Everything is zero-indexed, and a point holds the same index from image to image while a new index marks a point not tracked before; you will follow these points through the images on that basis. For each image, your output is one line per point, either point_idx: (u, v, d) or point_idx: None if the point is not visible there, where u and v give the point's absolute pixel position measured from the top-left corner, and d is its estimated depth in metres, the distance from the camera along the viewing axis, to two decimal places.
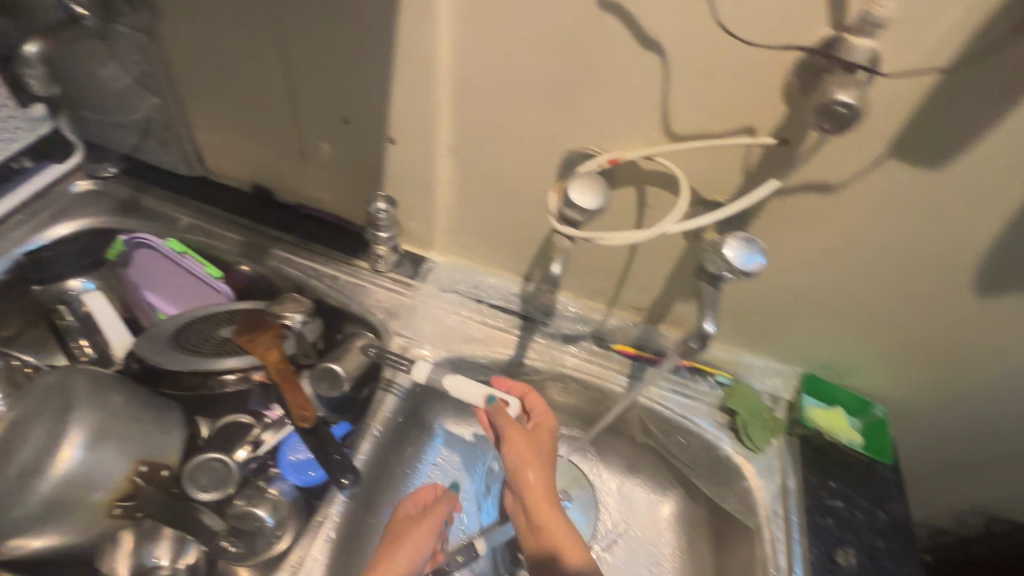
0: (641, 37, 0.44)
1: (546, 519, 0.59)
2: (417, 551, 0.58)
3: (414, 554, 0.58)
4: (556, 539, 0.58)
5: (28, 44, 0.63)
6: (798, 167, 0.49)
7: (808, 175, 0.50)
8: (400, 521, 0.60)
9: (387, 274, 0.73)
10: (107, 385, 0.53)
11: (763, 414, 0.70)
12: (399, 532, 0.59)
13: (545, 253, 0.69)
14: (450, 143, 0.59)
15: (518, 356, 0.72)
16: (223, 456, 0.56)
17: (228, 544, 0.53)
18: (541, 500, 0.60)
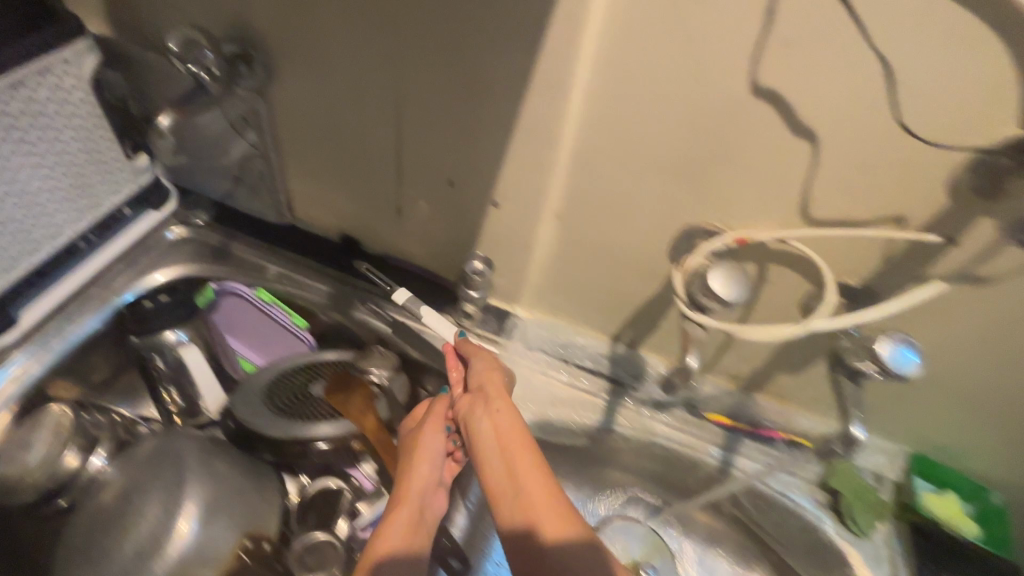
0: (795, 127, 0.42)
1: (511, 438, 0.52)
2: (435, 454, 0.56)
3: (431, 456, 0.56)
4: (531, 480, 0.49)
5: (162, 117, 0.62)
6: (951, 258, 0.46)
7: (960, 267, 0.46)
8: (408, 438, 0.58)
9: (472, 329, 0.71)
10: (213, 453, 0.55)
11: (869, 495, 0.66)
12: (412, 446, 0.57)
13: (641, 318, 0.67)
14: (558, 212, 0.58)
15: (607, 422, 0.69)
16: (330, 536, 0.56)
17: None
18: (505, 410, 0.55)
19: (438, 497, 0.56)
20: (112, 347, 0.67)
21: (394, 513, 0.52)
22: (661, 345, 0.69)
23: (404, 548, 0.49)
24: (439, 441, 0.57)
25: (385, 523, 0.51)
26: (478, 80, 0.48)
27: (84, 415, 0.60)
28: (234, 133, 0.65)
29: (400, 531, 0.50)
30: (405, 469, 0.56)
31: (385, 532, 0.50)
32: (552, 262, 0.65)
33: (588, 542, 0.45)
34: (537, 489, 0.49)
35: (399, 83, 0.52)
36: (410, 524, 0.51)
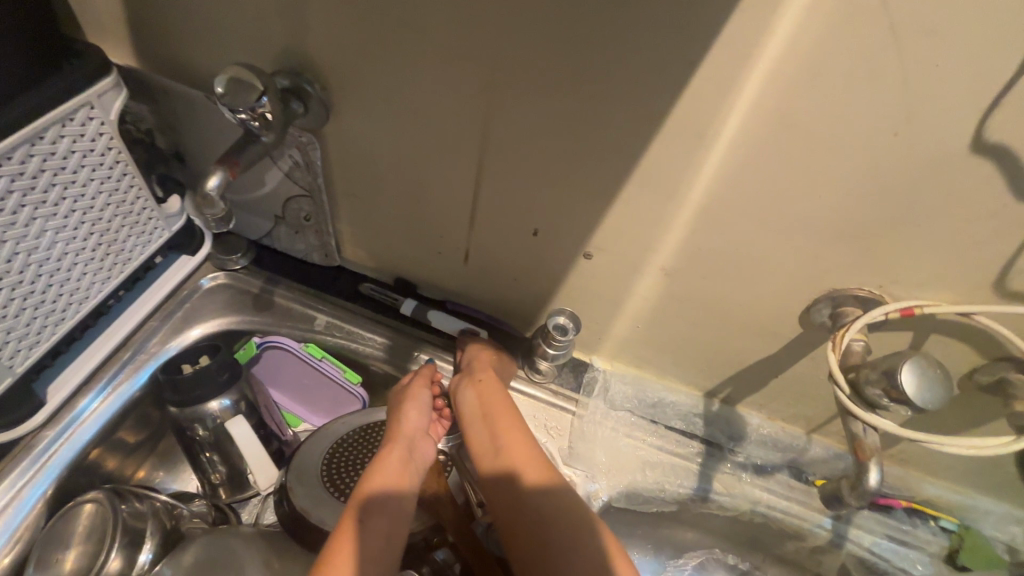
0: (1019, 189, 0.33)
1: (495, 407, 0.56)
2: (424, 407, 0.58)
3: (420, 408, 0.57)
4: (517, 452, 0.53)
5: (209, 180, 0.43)
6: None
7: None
8: (397, 391, 0.60)
9: (548, 384, 0.64)
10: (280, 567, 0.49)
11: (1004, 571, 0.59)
12: (399, 396, 0.59)
13: (746, 375, 0.58)
14: (667, 266, 0.49)
15: (703, 489, 0.62)
16: None
17: None
18: (491, 379, 0.58)
19: (426, 446, 0.57)
20: (147, 413, 0.60)
21: (383, 458, 0.52)
22: (765, 403, 0.61)
23: (394, 489, 0.50)
24: (427, 397, 0.58)
25: (376, 468, 0.51)
26: (594, 125, 0.40)
27: (123, 506, 0.50)
28: (268, 159, 0.57)
29: (392, 478, 0.51)
30: (394, 418, 0.57)
31: (376, 475, 0.50)
32: (648, 315, 0.56)
33: (568, 506, 0.50)
34: (521, 455, 0.53)
35: (490, 123, 0.44)
36: (399, 470, 0.52)
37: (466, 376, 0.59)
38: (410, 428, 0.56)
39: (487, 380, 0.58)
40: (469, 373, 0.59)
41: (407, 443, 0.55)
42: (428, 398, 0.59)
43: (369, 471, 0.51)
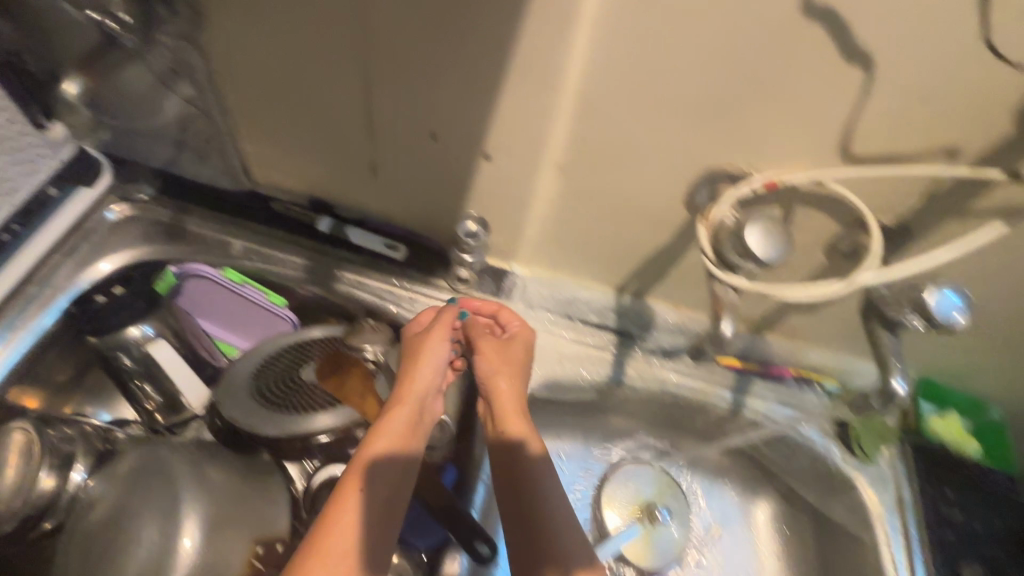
0: (848, 49, 0.36)
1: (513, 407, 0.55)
2: (439, 367, 0.55)
3: (436, 366, 0.55)
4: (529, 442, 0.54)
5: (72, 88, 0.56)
6: (1010, 192, 0.42)
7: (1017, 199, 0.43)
8: (410, 338, 0.57)
9: (468, 293, 0.67)
10: (205, 460, 0.49)
11: (875, 424, 0.67)
12: (415, 348, 0.56)
13: (649, 266, 0.63)
14: (561, 161, 0.51)
15: (617, 376, 0.67)
16: None
17: None
18: (517, 361, 0.58)
19: (435, 404, 0.55)
20: (69, 348, 0.60)
21: (393, 417, 0.51)
22: (669, 291, 0.66)
23: (399, 451, 0.49)
24: (444, 355, 0.56)
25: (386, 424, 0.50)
26: (463, 10, 0.39)
27: (51, 432, 0.52)
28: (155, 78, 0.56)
29: (403, 437, 0.50)
30: (406, 371, 0.55)
31: (386, 430, 0.49)
32: (553, 214, 0.59)
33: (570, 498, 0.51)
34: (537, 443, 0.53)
35: (365, 16, 0.43)
36: (406, 432, 0.50)
37: (494, 350, 0.59)
38: (422, 387, 0.54)
39: (508, 388, 0.56)
40: (495, 362, 0.57)
41: (418, 403, 0.53)
42: (446, 354, 0.56)
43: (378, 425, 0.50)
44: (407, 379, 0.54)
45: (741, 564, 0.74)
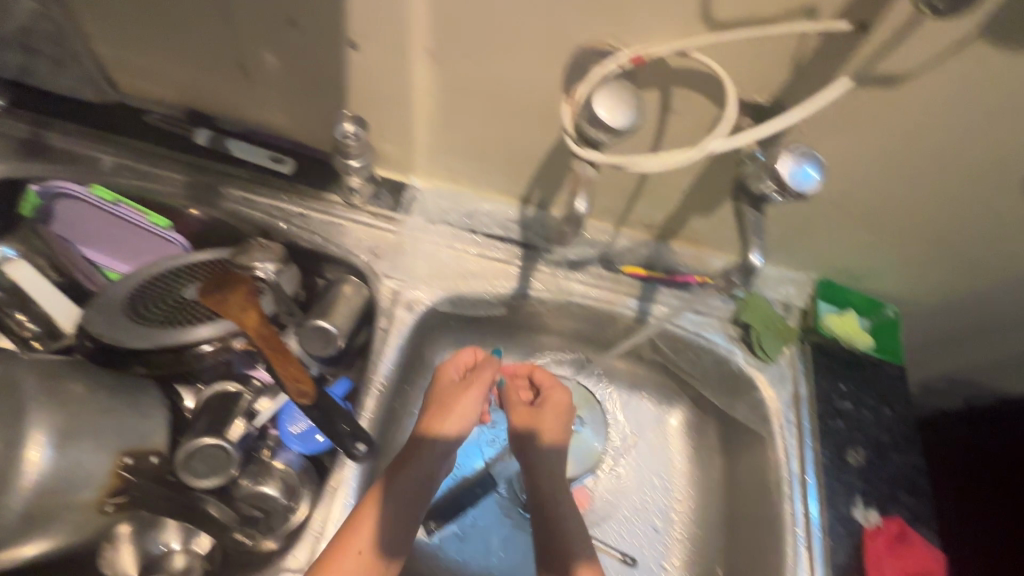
0: None
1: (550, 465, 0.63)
2: (467, 420, 0.58)
3: (464, 420, 0.57)
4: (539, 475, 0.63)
5: None
6: (869, 56, 0.42)
7: (876, 65, 0.43)
8: (444, 384, 0.58)
9: (364, 208, 0.64)
10: (57, 372, 0.46)
11: (777, 323, 0.68)
12: (446, 396, 0.58)
13: (546, 172, 0.61)
14: (430, 45, 0.48)
15: (522, 288, 0.66)
16: (218, 439, 0.48)
17: (243, 536, 0.49)
18: (555, 415, 0.65)
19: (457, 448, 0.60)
20: None
21: (417, 463, 0.54)
22: (572, 201, 0.64)
23: (414, 498, 0.53)
24: (474, 408, 0.58)
25: (431, 441, 0.55)
26: None
27: None
28: None
29: (437, 460, 0.55)
30: (437, 415, 0.57)
31: (425, 455, 0.55)
32: (438, 115, 0.56)
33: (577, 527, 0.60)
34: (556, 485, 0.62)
35: None
36: (426, 481, 0.54)
37: (526, 421, 0.65)
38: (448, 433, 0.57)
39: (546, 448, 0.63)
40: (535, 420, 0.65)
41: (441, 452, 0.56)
42: (476, 407, 0.58)
43: (417, 447, 0.55)
44: (434, 427, 0.56)
45: (654, 471, 0.75)
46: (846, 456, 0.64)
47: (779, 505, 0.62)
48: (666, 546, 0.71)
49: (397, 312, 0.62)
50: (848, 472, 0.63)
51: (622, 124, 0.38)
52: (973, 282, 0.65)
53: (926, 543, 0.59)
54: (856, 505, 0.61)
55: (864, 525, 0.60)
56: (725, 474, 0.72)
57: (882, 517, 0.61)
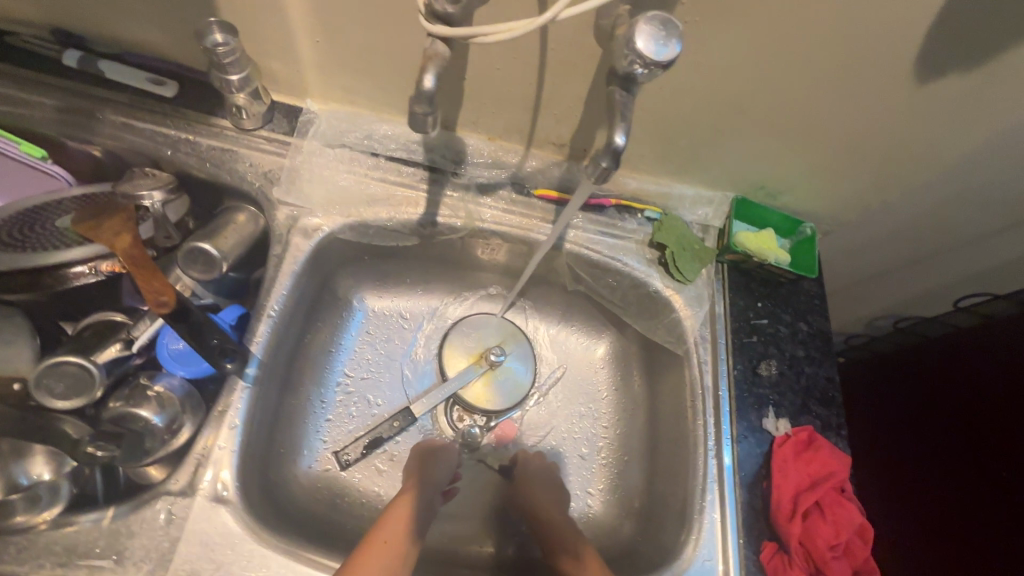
0: None
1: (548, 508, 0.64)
2: (445, 469, 0.64)
3: (443, 467, 0.64)
4: (539, 498, 0.65)
5: None
6: None
7: None
8: (422, 445, 0.66)
9: (258, 132, 0.61)
10: None
11: (693, 244, 0.68)
12: (422, 453, 0.65)
13: (442, 87, 0.58)
14: None
15: (430, 214, 0.64)
16: (81, 359, 0.47)
17: (94, 450, 0.46)
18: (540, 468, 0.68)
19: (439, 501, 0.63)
20: None
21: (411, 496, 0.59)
22: (475, 119, 0.62)
23: (413, 523, 0.56)
24: (448, 460, 0.65)
25: (439, 456, 0.65)
26: None
27: None
28: None
29: (442, 475, 0.63)
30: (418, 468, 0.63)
31: (436, 463, 0.64)
32: (317, 24, 0.52)
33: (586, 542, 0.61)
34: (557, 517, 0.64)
35: None
36: (421, 513, 0.58)
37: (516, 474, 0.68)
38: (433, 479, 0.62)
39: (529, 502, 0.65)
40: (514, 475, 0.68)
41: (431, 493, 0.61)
42: (452, 461, 0.65)
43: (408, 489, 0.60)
44: (419, 473, 0.62)
45: (581, 400, 0.74)
46: (758, 370, 0.64)
47: (693, 421, 0.62)
48: (594, 472, 0.70)
49: (294, 238, 0.59)
50: (760, 385, 0.63)
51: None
52: (884, 192, 0.65)
53: (834, 448, 0.59)
54: (767, 416, 0.61)
55: (775, 434, 0.60)
56: (648, 400, 0.71)
57: (792, 426, 0.61)
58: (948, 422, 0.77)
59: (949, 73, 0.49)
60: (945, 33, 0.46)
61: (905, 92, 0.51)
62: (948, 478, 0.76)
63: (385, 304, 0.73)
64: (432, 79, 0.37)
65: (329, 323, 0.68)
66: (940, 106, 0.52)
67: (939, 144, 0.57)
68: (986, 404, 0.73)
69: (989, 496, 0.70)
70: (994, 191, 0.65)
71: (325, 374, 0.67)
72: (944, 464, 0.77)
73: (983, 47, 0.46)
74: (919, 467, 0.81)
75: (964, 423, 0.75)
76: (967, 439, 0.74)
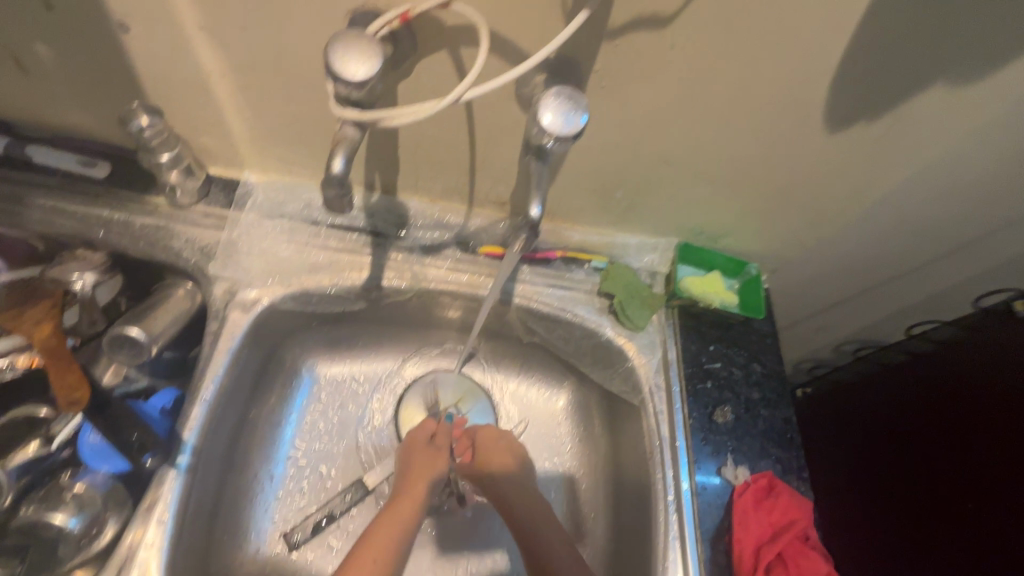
0: None
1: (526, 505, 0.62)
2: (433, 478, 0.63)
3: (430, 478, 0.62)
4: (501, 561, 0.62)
5: None
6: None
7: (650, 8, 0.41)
8: (413, 455, 0.64)
9: (194, 207, 0.61)
10: None
11: (641, 291, 0.68)
12: (411, 466, 0.63)
13: (377, 155, 0.58)
14: (203, 22, 0.45)
15: (374, 277, 0.63)
16: None
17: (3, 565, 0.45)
18: (496, 451, 0.66)
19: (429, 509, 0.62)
20: None
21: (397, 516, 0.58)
22: (414, 182, 0.62)
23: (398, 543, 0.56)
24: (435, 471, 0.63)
25: (427, 465, 0.63)
26: None
27: None
28: None
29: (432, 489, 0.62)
30: (407, 482, 0.62)
31: (424, 477, 0.62)
32: (244, 101, 0.53)
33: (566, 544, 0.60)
34: (532, 510, 0.62)
35: None
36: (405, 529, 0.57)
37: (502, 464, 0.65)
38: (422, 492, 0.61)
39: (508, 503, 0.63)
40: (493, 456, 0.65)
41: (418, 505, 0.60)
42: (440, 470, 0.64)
43: (396, 507, 0.59)
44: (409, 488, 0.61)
45: (545, 455, 0.72)
46: (714, 417, 0.63)
47: (652, 474, 0.61)
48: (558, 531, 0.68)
49: (230, 312, 0.58)
50: (715, 432, 0.62)
51: (369, 78, 0.36)
52: (820, 230, 0.66)
53: (794, 493, 0.58)
54: (725, 464, 0.60)
55: (734, 482, 0.59)
56: (611, 451, 0.70)
57: (751, 473, 0.60)
58: (907, 450, 0.77)
59: (859, 120, 0.51)
60: (849, 86, 0.47)
61: (820, 141, 0.53)
62: (910, 506, 0.75)
63: (337, 370, 0.70)
64: (343, 159, 0.40)
65: (277, 395, 0.66)
66: (856, 151, 0.54)
67: (864, 184, 0.59)
68: (941, 430, 0.72)
69: (948, 525, 0.69)
70: (924, 223, 0.66)
71: (275, 448, 0.65)
72: (907, 493, 0.76)
73: (887, 96, 0.48)
74: (882, 495, 0.80)
75: (923, 450, 0.74)
76: (928, 468, 0.73)
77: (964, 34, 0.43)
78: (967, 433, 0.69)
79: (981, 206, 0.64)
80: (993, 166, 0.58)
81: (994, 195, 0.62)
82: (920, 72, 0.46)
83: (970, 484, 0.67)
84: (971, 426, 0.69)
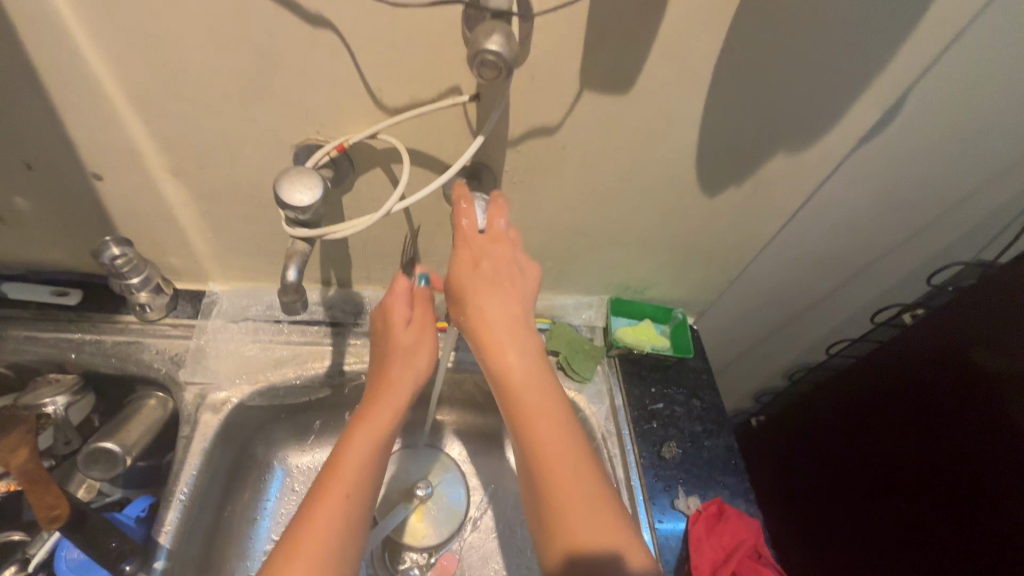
0: (308, 18, 0.41)
1: (538, 400, 0.49)
2: (410, 370, 0.57)
3: (407, 366, 0.57)
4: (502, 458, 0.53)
5: None
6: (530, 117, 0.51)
7: (539, 123, 0.51)
8: (393, 322, 0.58)
9: (163, 320, 0.66)
10: None
11: (583, 345, 0.75)
12: (384, 349, 0.58)
13: (330, 255, 0.65)
14: (168, 165, 0.53)
15: (336, 363, 0.68)
16: None
17: None
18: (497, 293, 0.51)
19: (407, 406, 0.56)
20: None
21: (377, 415, 0.52)
22: (365, 274, 0.69)
23: (368, 462, 0.50)
24: (416, 367, 0.58)
25: (407, 351, 0.57)
26: None
27: None
28: None
29: (409, 380, 0.56)
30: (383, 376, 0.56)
31: (403, 366, 0.56)
32: (206, 224, 0.60)
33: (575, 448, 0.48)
34: (536, 410, 0.48)
35: None
36: (376, 446, 0.51)
37: (502, 313, 0.51)
38: (401, 384, 0.56)
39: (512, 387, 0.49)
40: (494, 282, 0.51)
41: (395, 400, 0.54)
42: (420, 367, 0.58)
43: (372, 404, 0.54)
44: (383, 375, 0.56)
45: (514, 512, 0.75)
46: (662, 453, 0.68)
47: None
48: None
49: (201, 414, 0.62)
50: (665, 467, 0.67)
51: (313, 203, 0.44)
52: (728, 274, 0.76)
53: (741, 514, 0.63)
54: (677, 496, 0.65)
55: (688, 512, 0.64)
56: None
57: (702, 501, 0.65)
58: (905, 458, 0.74)
59: (728, 186, 0.62)
60: (712, 162, 0.58)
61: (702, 204, 0.64)
62: (885, 507, 0.77)
63: (306, 459, 0.72)
64: (297, 269, 0.47)
65: (250, 489, 0.68)
66: (735, 208, 0.65)
67: (751, 234, 0.69)
68: (936, 442, 0.70)
69: (918, 525, 0.71)
70: (812, 257, 0.77)
71: (249, 546, 0.65)
72: (881, 498, 0.78)
73: (744, 167, 0.59)
74: (858, 500, 0.82)
75: (896, 458, 0.75)
76: (919, 475, 0.72)
77: (787, 118, 0.55)
78: (933, 445, 0.70)
79: (852, 240, 0.76)
80: (849, 207, 0.70)
81: (860, 229, 0.74)
82: (764, 146, 0.57)
83: (940, 488, 0.69)
84: (914, 431, 0.73)
